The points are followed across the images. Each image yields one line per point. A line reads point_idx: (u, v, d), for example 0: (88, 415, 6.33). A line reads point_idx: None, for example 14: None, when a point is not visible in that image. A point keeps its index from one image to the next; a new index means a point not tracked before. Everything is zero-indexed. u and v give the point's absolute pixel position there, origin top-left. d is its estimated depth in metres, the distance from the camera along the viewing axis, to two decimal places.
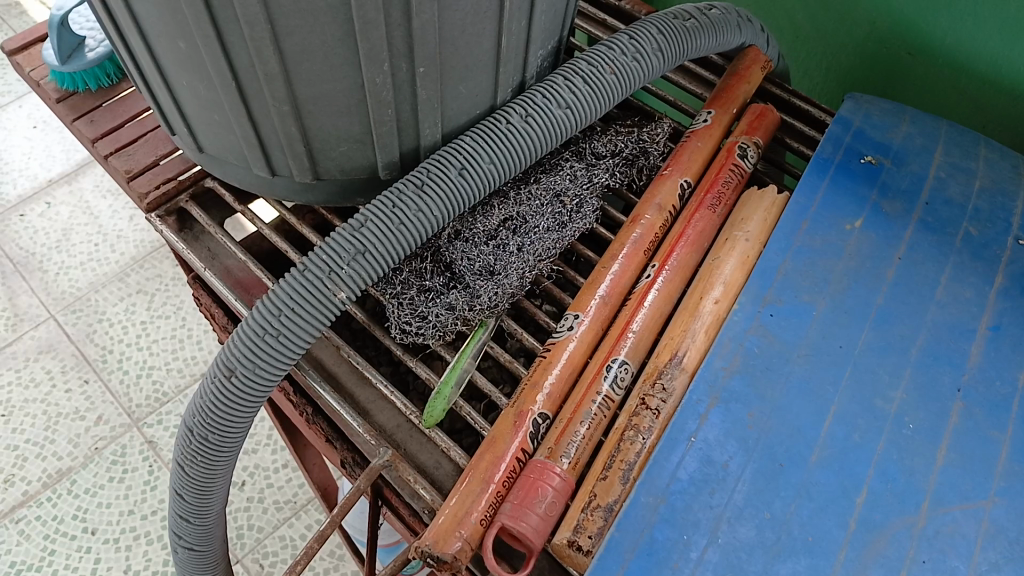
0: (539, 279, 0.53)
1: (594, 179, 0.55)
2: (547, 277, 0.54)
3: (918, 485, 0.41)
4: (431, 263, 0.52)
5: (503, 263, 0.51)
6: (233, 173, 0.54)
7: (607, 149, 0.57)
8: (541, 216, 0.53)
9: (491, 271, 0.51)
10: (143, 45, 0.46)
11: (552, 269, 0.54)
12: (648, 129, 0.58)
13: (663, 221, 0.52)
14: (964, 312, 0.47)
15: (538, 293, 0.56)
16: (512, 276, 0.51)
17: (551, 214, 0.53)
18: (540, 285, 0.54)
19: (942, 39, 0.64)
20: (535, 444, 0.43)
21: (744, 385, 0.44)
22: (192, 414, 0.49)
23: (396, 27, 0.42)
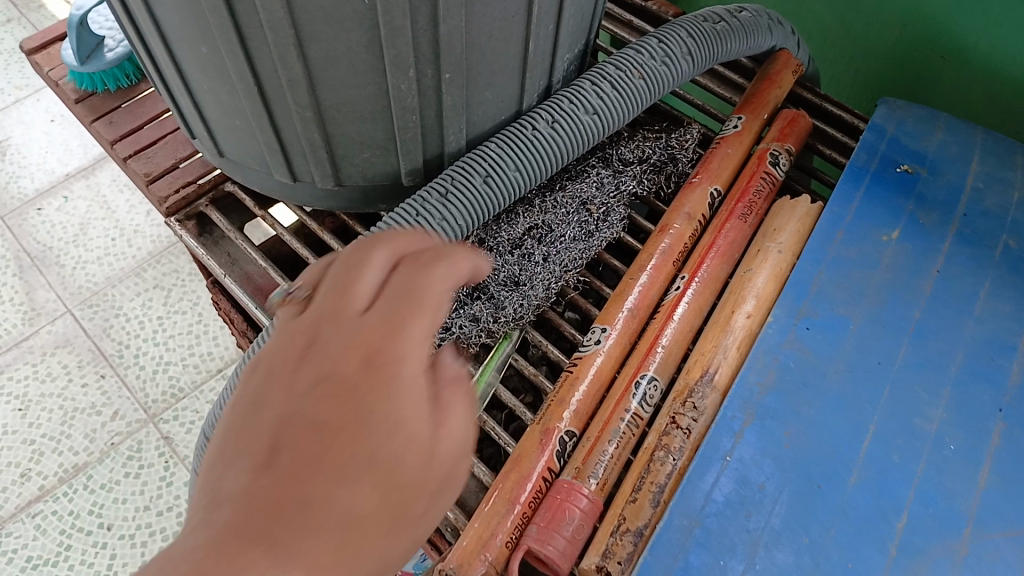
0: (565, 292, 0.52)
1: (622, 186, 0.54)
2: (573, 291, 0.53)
3: (960, 508, 0.40)
4: None
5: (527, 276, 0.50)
6: (254, 178, 0.53)
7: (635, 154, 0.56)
8: (566, 225, 0.52)
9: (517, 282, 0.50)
10: (165, 50, 0.45)
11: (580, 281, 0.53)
12: (673, 133, 0.57)
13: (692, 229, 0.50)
14: (1004, 327, 0.46)
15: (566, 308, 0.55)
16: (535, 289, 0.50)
17: (576, 223, 0.52)
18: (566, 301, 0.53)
19: (976, 42, 0.62)
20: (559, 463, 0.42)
21: (780, 402, 0.43)
22: (211, 426, 0.49)
23: (422, 33, 0.41)
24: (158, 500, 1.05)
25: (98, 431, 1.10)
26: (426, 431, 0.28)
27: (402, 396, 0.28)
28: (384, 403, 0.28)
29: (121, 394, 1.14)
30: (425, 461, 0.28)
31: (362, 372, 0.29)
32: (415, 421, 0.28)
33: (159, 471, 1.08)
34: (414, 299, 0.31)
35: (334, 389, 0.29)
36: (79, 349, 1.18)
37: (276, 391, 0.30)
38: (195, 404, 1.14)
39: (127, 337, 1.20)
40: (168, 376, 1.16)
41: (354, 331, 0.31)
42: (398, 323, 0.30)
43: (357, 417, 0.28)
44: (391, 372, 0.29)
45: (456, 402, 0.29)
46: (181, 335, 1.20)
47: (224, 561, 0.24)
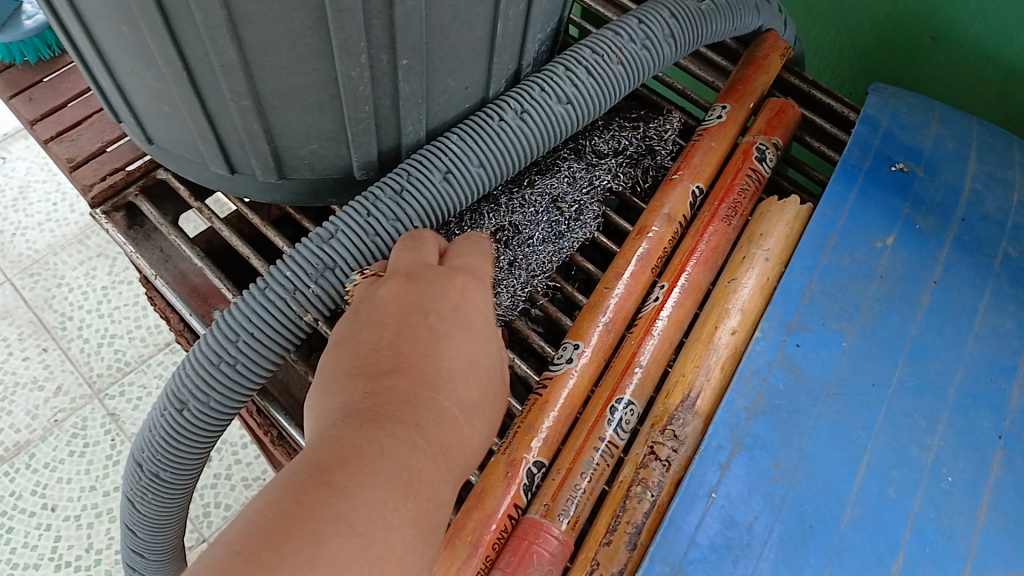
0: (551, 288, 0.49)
1: (595, 182, 0.50)
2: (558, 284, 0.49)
3: (958, 549, 0.37)
4: None
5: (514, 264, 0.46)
6: (187, 168, 0.48)
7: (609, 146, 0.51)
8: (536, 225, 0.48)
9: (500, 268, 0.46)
10: (79, 26, 0.40)
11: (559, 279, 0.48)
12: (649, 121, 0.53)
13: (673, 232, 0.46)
14: (1004, 346, 0.43)
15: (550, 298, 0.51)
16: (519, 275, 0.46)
17: (546, 223, 0.48)
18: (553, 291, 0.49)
19: (970, 25, 0.58)
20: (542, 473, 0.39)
21: (769, 429, 0.39)
22: (140, 449, 0.44)
23: (376, 14, 0.36)
24: (105, 481, 0.96)
25: (40, 407, 1.00)
26: (475, 398, 0.31)
27: (460, 375, 0.31)
28: (446, 395, 0.30)
29: (65, 368, 1.03)
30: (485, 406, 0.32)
31: (415, 355, 0.30)
32: (466, 392, 0.31)
33: (105, 449, 0.98)
34: (463, 288, 0.34)
35: (394, 374, 0.29)
36: (19, 321, 1.06)
37: (339, 369, 0.30)
38: (143, 378, 1.03)
39: (70, 308, 1.08)
40: (114, 350, 1.05)
41: (402, 331, 0.31)
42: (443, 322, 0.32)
43: (421, 391, 0.29)
44: (442, 360, 0.30)
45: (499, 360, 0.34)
46: (126, 307, 1.09)
47: (298, 535, 0.22)
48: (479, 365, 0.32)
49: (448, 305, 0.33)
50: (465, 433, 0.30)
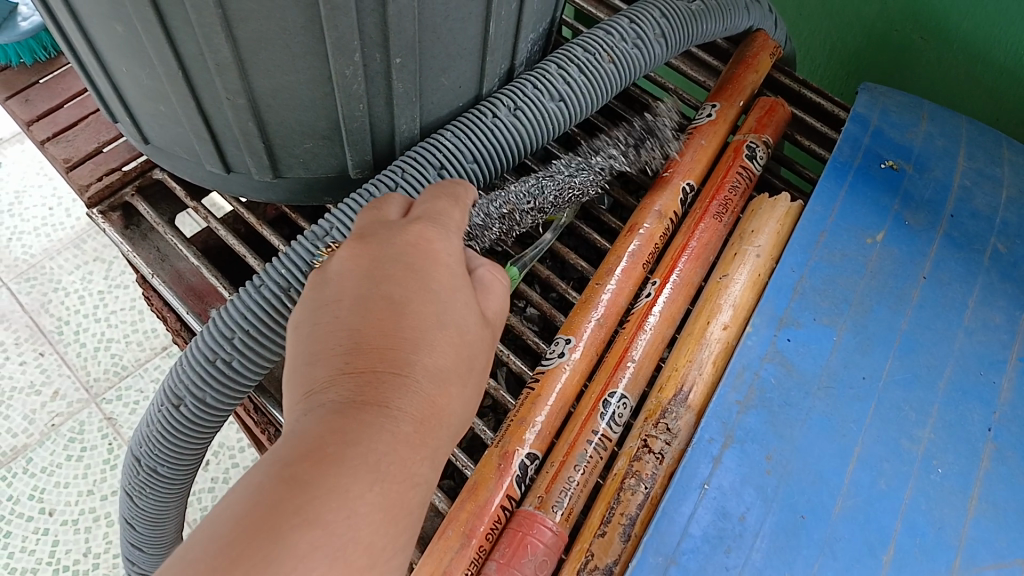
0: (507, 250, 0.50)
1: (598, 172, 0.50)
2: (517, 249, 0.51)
3: (949, 539, 0.37)
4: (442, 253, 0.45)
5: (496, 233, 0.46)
6: (183, 167, 0.48)
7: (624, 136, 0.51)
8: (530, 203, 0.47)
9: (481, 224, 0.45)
10: (75, 26, 0.40)
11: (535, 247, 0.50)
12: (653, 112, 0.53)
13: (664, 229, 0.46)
14: (994, 340, 0.43)
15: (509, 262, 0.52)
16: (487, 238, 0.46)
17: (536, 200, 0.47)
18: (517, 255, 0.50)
19: (959, 23, 0.58)
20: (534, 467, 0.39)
21: (761, 423, 0.39)
22: (138, 444, 0.44)
23: (368, 13, 0.36)
24: (102, 484, 0.95)
25: (37, 411, 0.99)
26: (447, 364, 0.31)
27: (431, 341, 0.30)
28: (419, 367, 0.30)
29: (62, 372, 1.02)
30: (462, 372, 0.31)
31: (382, 329, 0.30)
32: (439, 360, 0.30)
33: (102, 453, 0.97)
34: (421, 244, 0.33)
35: (361, 352, 0.29)
36: (15, 326, 1.06)
37: (311, 347, 0.30)
38: (140, 383, 1.02)
39: (66, 312, 1.07)
40: (111, 355, 1.04)
41: (366, 302, 0.30)
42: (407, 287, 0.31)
43: (390, 367, 0.29)
44: (412, 328, 0.30)
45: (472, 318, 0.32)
46: (123, 312, 1.08)
47: (270, 537, 0.24)
48: (453, 327, 0.31)
49: (410, 264, 0.32)
50: (445, 404, 0.30)
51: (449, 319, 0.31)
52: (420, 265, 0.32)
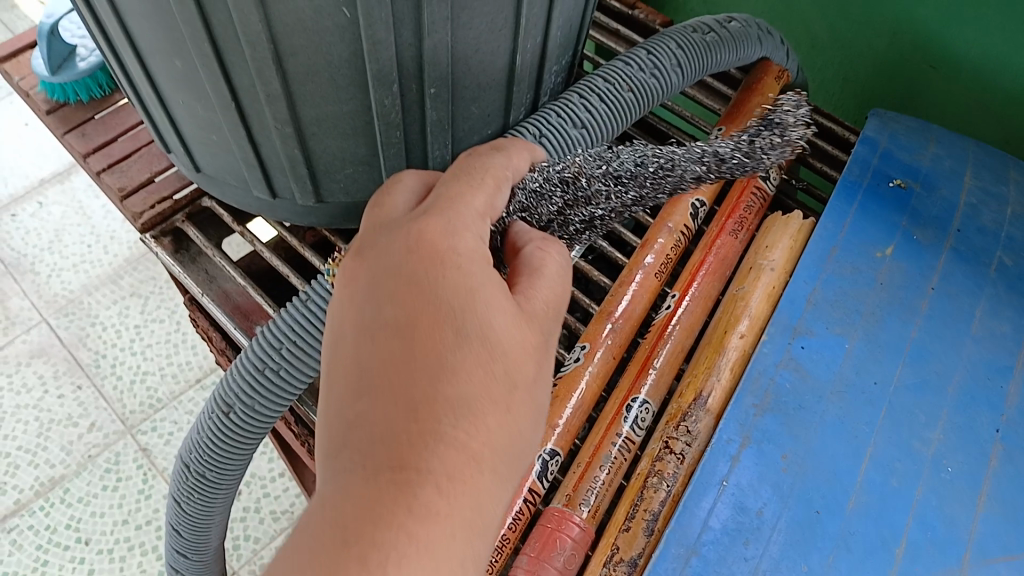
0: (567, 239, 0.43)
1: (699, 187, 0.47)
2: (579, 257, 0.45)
3: (959, 534, 0.39)
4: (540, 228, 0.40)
5: (558, 210, 0.40)
6: (231, 194, 0.52)
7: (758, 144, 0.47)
8: (603, 168, 0.41)
9: (532, 186, 0.39)
10: (137, 62, 0.44)
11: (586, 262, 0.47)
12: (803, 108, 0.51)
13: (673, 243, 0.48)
14: (1001, 348, 0.45)
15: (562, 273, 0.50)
16: (542, 217, 0.40)
17: (614, 167, 0.42)
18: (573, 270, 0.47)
19: (967, 53, 0.60)
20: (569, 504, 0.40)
21: (777, 425, 0.41)
22: (188, 450, 0.47)
23: (406, 47, 0.40)
24: (137, 514, 0.96)
25: (74, 443, 1.01)
26: (476, 390, 0.28)
27: (468, 386, 0.28)
28: (467, 419, 0.27)
29: (98, 406, 1.04)
30: (513, 402, 0.29)
31: (418, 380, 0.27)
32: (485, 402, 0.28)
33: (137, 484, 0.98)
34: (422, 245, 0.30)
35: (398, 410, 0.27)
36: (53, 359, 1.07)
37: (347, 413, 0.28)
38: (174, 414, 1.04)
39: (103, 346, 1.09)
40: (147, 388, 1.06)
41: (398, 349, 0.28)
42: (426, 310, 0.29)
43: (428, 425, 0.27)
44: (449, 379, 0.28)
45: (514, 332, 0.30)
46: (158, 344, 1.09)
47: None
48: (494, 352, 0.29)
49: (412, 275, 0.30)
50: (498, 446, 0.28)
51: (486, 347, 0.29)
52: (430, 277, 0.30)
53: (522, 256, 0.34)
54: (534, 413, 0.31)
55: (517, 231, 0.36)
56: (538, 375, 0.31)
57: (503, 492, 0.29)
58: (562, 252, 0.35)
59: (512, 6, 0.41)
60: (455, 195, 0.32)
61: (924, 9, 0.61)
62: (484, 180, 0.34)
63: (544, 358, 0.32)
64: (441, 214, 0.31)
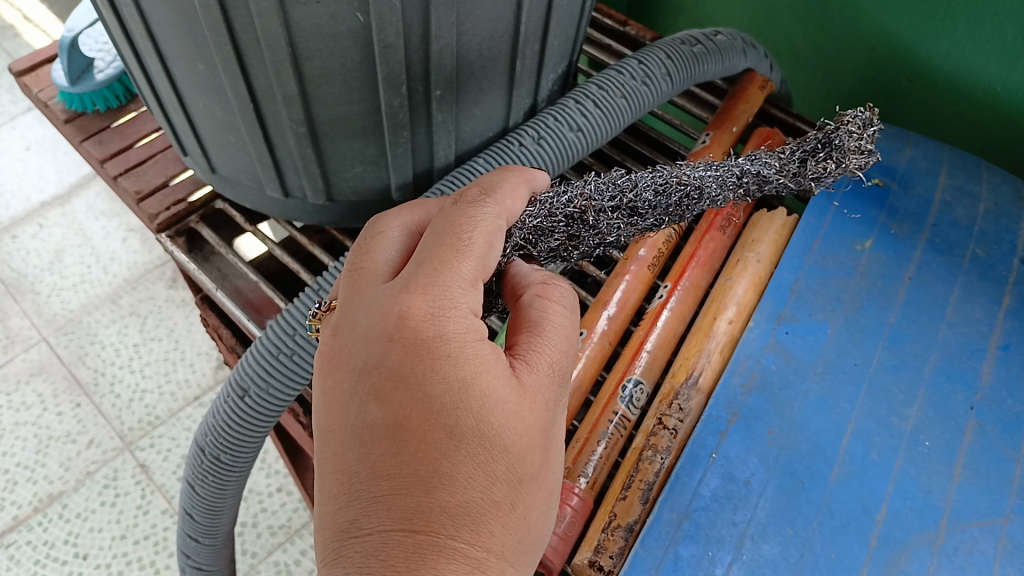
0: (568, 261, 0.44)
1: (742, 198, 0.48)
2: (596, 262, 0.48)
3: (936, 502, 0.42)
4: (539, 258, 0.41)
5: (565, 242, 0.41)
6: (244, 194, 0.55)
7: (808, 167, 0.47)
8: (614, 203, 0.41)
9: (532, 225, 0.40)
10: (161, 67, 0.46)
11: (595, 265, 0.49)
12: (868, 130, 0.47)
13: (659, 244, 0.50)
14: (975, 331, 0.48)
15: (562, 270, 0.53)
16: (545, 247, 0.41)
17: (628, 202, 0.41)
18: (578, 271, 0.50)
19: (941, 64, 0.63)
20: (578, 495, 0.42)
21: (763, 403, 0.45)
22: (203, 434, 0.49)
23: (414, 51, 0.42)
24: (135, 529, 0.89)
25: (73, 459, 0.94)
26: (474, 493, 0.29)
27: (468, 492, 0.29)
28: (468, 527, 0.29)
29: (97, 422, 0.97)
30: (518, 496, 0.31)
31: (416, 490, 0.29)
32: (485, 505, 0.30)
33: (135, 500, 0.91)
34: (407, 335, 0.30)
35: (398, 522, 0.29)
36: (53, 377, 1.01)
37: (345, 516, 0.30)
38: (172, 431, 0.97)
39: (103, 364, 1.03)
40: (145, 405, 0.99)
41: (392, 450, 0.29)
42: (416, 410, 0.30)
43: (429, 540, 0.28)
44: (446, 487, 0.29)
45: (515, 419, 0.30)
46: (158, 363, 1.03)
47: None
48: (494, 448, 0.30)
49: (397, 371, 0.30)
50: (505, 545, 0.30)
51: (484, 443, 0.30)
52: (418, 373, 0.30)
53: (523, 303, 0.35)
54: (539, 496, 0.32)
55: (517, 273, 0.37)
56: (546, 450, 0.32)
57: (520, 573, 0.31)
58: (563, 293, 0.36)
59: (512, 16, 0.44)
60: (443, 265, 0.31)
61: (898, 24, 0.63)
62: (473, 239, 0.32)
63: (554, 427, 0.33)
64: (427, 290, 0.30)
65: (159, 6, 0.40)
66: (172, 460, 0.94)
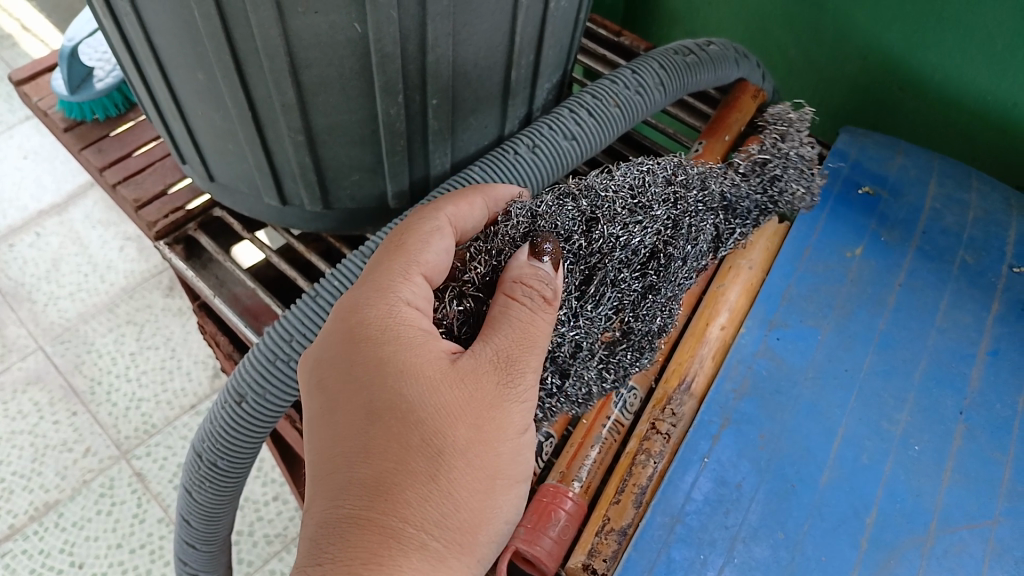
0: (593, 257, 0.39)
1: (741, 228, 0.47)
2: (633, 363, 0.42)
3: (926, 505, 0.43)
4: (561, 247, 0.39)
5: (575, 227, 0.39)
6: (243, 202, 0.55)
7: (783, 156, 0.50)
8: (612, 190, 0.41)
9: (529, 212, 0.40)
10: (161, 76, 0.47)
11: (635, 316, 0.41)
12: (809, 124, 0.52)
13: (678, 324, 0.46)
14: (964, 337, 0.49)
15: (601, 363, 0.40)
16: (551, 222, 0.40)
17: (630, 191, 0.41)
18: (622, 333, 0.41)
19: (931, 74, 0.64)
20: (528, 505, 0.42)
21: (755, 407, 0.45)
22: (200, 439, 0.50)
23: (411, 60, 0.43)
24: (131, 538, 0.89)
25: (69, 468, 0.94)
26: (389, 465, 0.31)
27: (381, 463, 0.31)
28: (382, 496, 0.31)
29: (93, 431, 0.97)
30: (443, 470, 0.32)
31: (342, 467, 0.32)
32: (402, 477, 0.31)
33: (131, 508, 0.91)
34: (341, 331, 0.35)
35: (330, 501, 0.32)
36: (49, 386, 1.01)
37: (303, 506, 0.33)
38: (169, 439, 0.97)
39: (99, 372, 1.03)
40: (141, 414, 0.99)
41: (332, 434, 0.33)
42: (349, 394, 0.34)
43: (352, 513, 0.31)
44: (364, 461, 0.32)
45: (430, 394, 0.33)
46: (155, 371, 1.03)
47: None
48: (408, 419, 0.32)
49: (336, 360, 0.34)
50: (425, 518, 0.31)
51: (399, 416, 0.32)
52: (350, 360, 0.34)
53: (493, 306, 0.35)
54: (480, 480, 0.33)
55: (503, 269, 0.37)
56: (483, 436, 0.33)
57: (459, 552, 0.32)
58: (529, 297, 0.34)
59: (508, 26, 0.44)
60: (380, 270, 0.36)
61: (890, 34, 0.64)
62: (401, 239, 0.37)
63: (495, 412, 0.34)
64: (358, 293, 0.36)
65: (160, 15, 0.41)
66: (168, 469, 0.95)
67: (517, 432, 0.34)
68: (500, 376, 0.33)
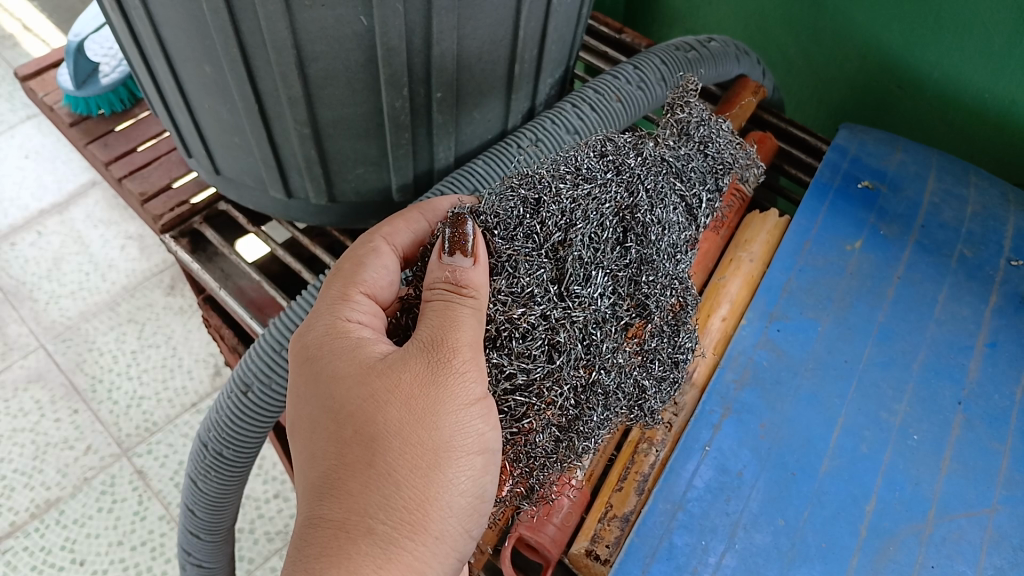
0: (543, 238, 0.36)
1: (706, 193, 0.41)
2: (611, 350, 0.37)
3: (925, 493, 0.43)
4: (533, 238, 0.36)
5: (517, 214, 0.36)
6: (247, 195, 0.56)
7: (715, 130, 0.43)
8: (552, 173, 0.38)
9: (471, 208, 0.37)
10: (168, 69, 0.47)
11: (601, 295, 0.36)
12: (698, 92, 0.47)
13: (678, 299, 0.41)
14: (962, 329, 0.49)
15: (565, 350, 0.36)
16: (492, 211, 0.37)
17: (575, 167, 0.38)
18: (581, 315, 0.36)
19: (929, 73, 0.64)
20: (527, 497, 0.39)
21: (755, 398, 0.46)
22: (205, 430, 0.50)
23: (416, 54, 0.43)
24: (132, 535, 0.89)
25: (70, 465, 0.95)
26: (332, 461, 0.33)
27: (325, 462, 0.33)
28: (329, 494, 0.32)
29: (94, 429, 0.98)
30: (378, 454, 0.32)
31: (304, 473, 0.34)
32: (343, 469, 0.33)
33: (132, 506, 0.92)
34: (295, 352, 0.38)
35: (300, 505, 0.34)
36: (50, 384, 1.02)
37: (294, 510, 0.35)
38: (170, 438, 0.97)
39: (100, 371, 1.03)
40: (142, 412, 0.99)
41: (299, 445, 0.36)
42: (304, 406, 0.36)
43: (309, 511, 0.32)
44: (315, 464, 0.34)
45: (355, 386, 0.34)
46: (156, 369, 1.03)
47: None
48: (342, 415, 0.34)
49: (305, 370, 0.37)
50: (369, 504, 0.32)
51: (334, 416, 0.34)
52: (300, 377, 0.36)
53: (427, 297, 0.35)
54: (424, 458, 0.33)
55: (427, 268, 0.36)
56: (418, 414, 0.33)
57: (417, 530, 0.32)
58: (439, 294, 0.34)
59: (511, 20, 0.45)
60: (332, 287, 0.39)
61: (888, 33, 0.65)
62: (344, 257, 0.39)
63: (429, 389, 0.33)
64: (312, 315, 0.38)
65: (168, 8, 0.41)
66: (169, 466, 0.95)
67: (464, 404, 0.33)
68: (423, 361, 0.33)
